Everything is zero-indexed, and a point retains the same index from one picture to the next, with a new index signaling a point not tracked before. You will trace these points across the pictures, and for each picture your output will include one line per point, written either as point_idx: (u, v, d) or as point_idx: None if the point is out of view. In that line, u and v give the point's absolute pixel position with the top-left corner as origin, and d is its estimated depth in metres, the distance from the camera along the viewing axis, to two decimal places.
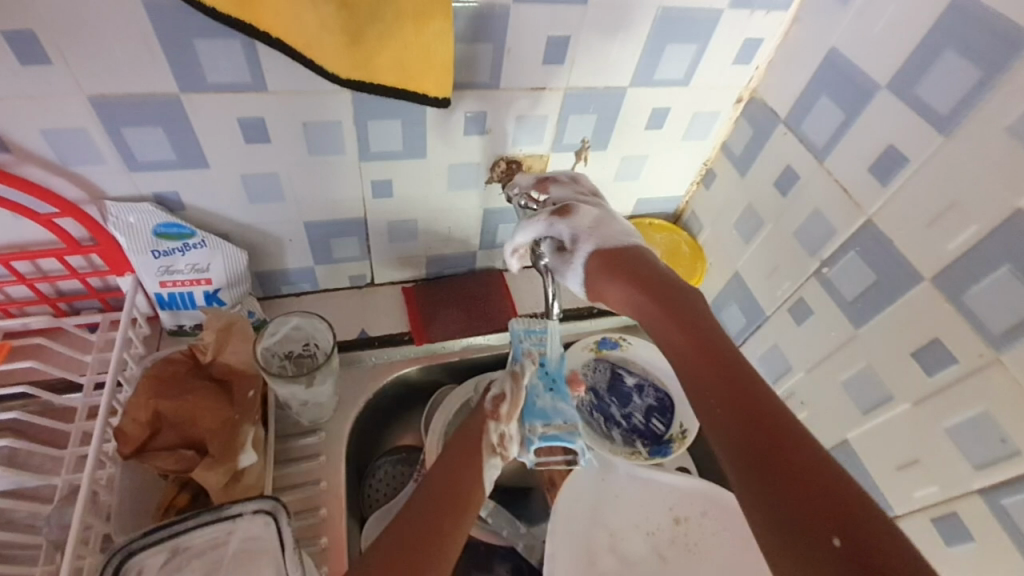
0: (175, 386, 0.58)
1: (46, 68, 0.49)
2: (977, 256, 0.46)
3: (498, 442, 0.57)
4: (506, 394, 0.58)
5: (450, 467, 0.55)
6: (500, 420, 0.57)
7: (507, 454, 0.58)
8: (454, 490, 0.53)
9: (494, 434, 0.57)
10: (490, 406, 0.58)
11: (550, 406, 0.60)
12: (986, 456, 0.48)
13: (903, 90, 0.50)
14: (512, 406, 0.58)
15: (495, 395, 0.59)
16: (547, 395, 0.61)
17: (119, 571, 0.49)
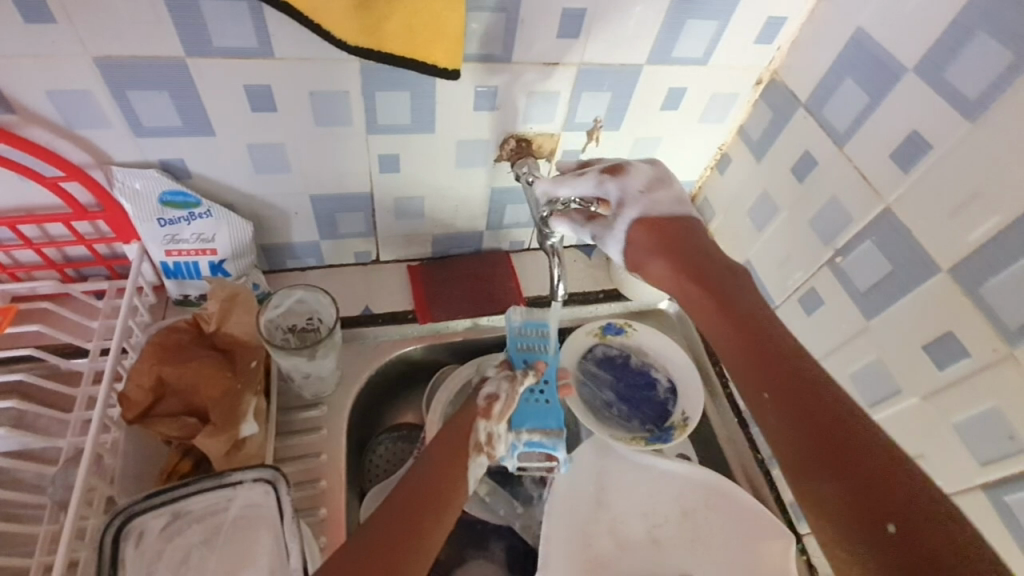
0: (179, 353, 0.58)
1: (50, 26, 0.48)
2: (997, 248, 0.44)
3: (484, 440, 0.59)
4: (499, 396, 0.61)
5: (444, 460, 0.56)
6: (490, 418, 0.59)
7: (492, 453, 0.59)
8: (443, 488, 0.54)
9: (482, 432, 0.59)
10: (483, 404, 0.60)
11: (538, 403, 0.65)
12: (993, 453, 0.47)
13: (931, 73, 0.48)
14: (502, 409, 0.60)
15: (489, 394, 0.61)
16: (536, 392, 0.66)
17: (120, 532, 0.50)
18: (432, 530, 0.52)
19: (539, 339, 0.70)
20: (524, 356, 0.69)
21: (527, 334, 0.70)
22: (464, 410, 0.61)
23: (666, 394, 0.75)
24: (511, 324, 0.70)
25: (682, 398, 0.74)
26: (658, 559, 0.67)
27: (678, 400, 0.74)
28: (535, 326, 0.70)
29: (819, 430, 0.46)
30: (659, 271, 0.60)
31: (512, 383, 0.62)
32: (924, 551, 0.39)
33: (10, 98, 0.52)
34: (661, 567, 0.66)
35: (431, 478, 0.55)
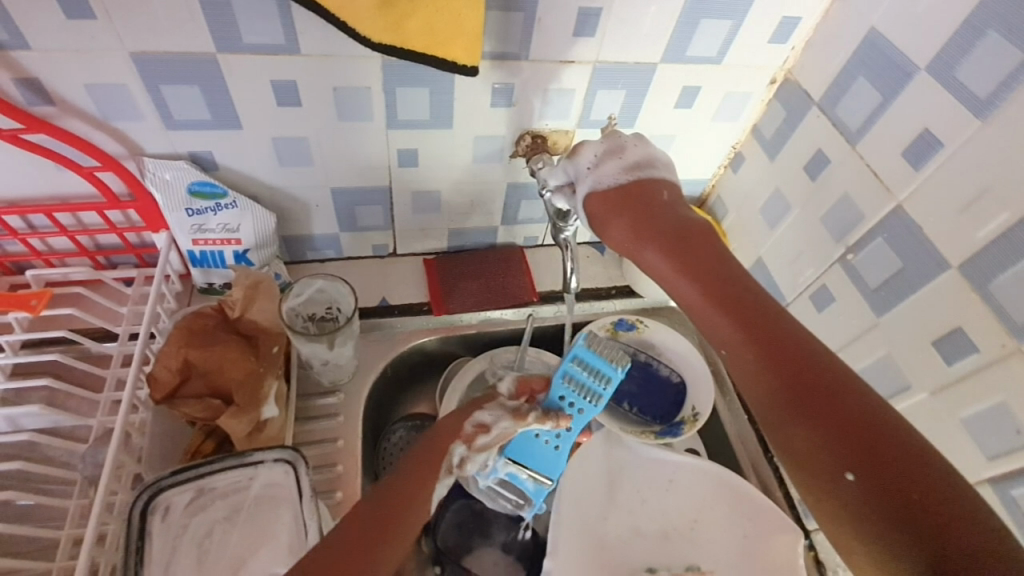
0: (205, 337, 0.60)
1: (90, 22, 0.50)
2: (1007, 245, 0.45)
3: (458, 464, 0.56)
4: (490, 426, 0.57)
5: (410, 481, 0.52)
6: (471, 447, 0.56)
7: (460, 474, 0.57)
8: (402, 504, 0.50)
9: (457, 457, 0.56)
10: (467, 432, 0.56)
11: (540, 448, 0.59)
12: (1001, 446, 0.47)
13: (943, 71, 0.48)
14: (484, 440, 0.57)
15: (482, 422, 0.57)
16: (548, 433, 0.58)
17: (148, 506, 0.52)
18: (389, 551, 0.48)
19: (591, 384, 0.54)
20: (565, 392, 0.55)
21: (586, 372, 0.54)
22: (448, 429, 0.57)
23: (677, 386, 0.77)
24: (574, 348, 0.54)
25: (691, 394, 0.76)
26: (665, 552, 0.68)
27: (687, 396, 0.76)
28: (596, 370, 0.54)
29: (785, 375, 0.42)
30: (611, 228, 0.55)
31: (514, 417, 0.56)
32: (895, 497, 0.36)
33: (51, 91, 0.54)
34: (669, 558, 0.67)
35: (394, 492, 0.51)
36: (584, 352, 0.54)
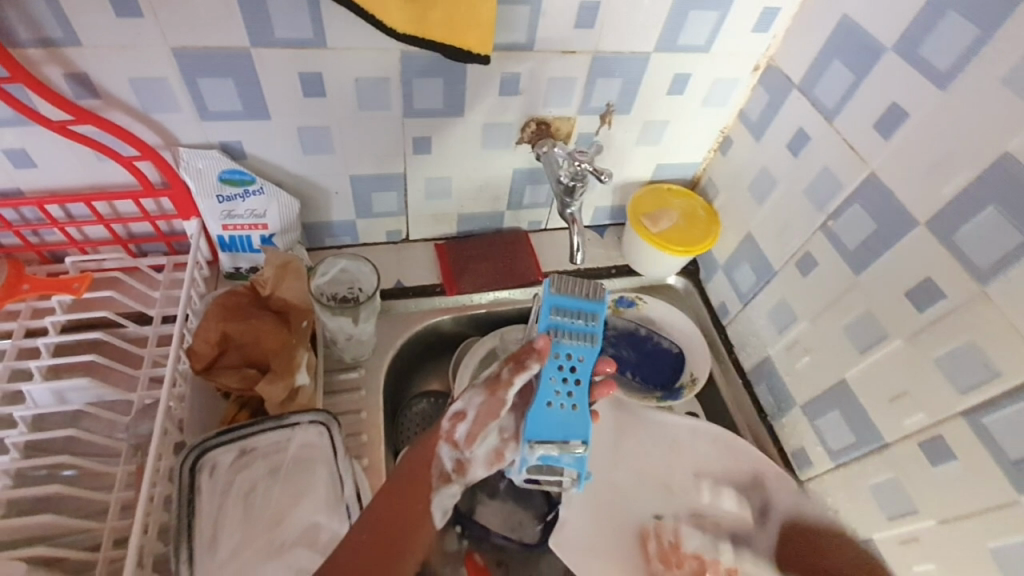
0: (240, 313, 0.65)
1: (138, 20, 0.55)
2: (967, 199, 0.50)
3: (453, 468, 0.56)
4: (466, 415, 0.56)
5: (400, 498, 0.55)
6: (454, 443, 0.56)
7: (463, 479, 0.57)
8: (398, 524, 0.54)
9: (449, 460, 0.56)
10: (445, 431, 0.57)
11: (557, 410, 0.58)
12: (970, 381, 0.52)
13: (908, 50, 0.54)
14: (464, 427, 0.56)
15: (455, 412, 0.57)
16: (559, 393, 0.58)
17: (195, 466, 0.57)
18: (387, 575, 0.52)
19: (575, 326, 0.59)
20: (558, 344, 0.59)
21: (565, 318, 0.59)
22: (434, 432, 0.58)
23: (676, 357, 0.83)
24: (546, 302, 0.59)
25: (689, 361, 0.82)
26: (670, 502, 0.72)
27: (686, 363, 0.83)
28: (574, 311, 0.59)
29: None
30: None
31: (487, 388, 0.56)
32: None
33: (97, 85, 0.59)
34: (675, 508, 0.72)
35: (386, 514, 0.54)
36: (555, 300, 0.59)
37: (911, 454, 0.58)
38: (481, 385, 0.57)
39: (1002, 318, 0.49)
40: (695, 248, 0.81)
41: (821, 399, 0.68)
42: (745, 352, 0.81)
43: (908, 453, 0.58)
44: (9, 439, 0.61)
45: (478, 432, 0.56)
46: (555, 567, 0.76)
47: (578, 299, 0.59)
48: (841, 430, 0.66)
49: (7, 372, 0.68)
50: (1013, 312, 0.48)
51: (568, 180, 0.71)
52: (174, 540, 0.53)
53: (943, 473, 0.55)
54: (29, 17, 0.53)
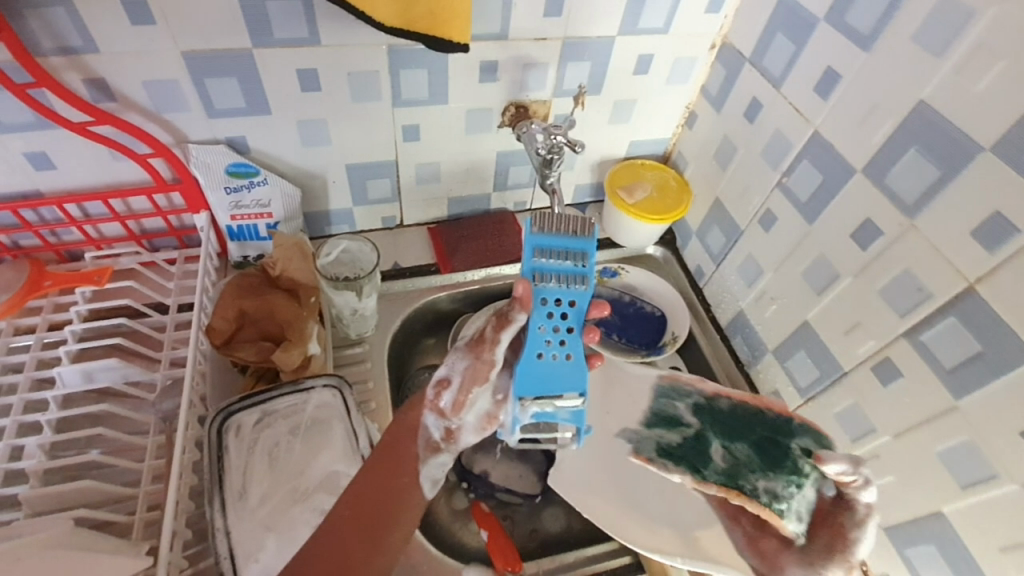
0: (254, 292, 0.72)
1: (150, 27, 0.61)
2: (894, 145, 0.57)
3: (442, 437, 0.61)
4: (449, 382, 0.60)
5: (384, 474, 0.59)
6: (439, 411, 0.61)
7: (452, 446, 0.62)
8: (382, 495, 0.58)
9: (437, 430, 0.61)
10: (432, 399, 0.61)
11: (546, 359, 0.58)
12: (909, 305, 0.58)
13: (837, 19, 0.61)
14: (446, 396, 0.60)
15: (440, 380, 0.61)
16: (548, 340, 0.59)
17: (222, 427, 0.63)
18: (372, 544, 0.56)
19: (559, 264, 0.61)
20: (543, 287, 0.60)
21: (550, 257, 0.61)
22: (421, 400, 0.63)
23: (658, 319, 0.90)
24: (530, 244, 0.61)
25: (672, 323, 0.88)
26: None
27: (669, 325, 0.89)
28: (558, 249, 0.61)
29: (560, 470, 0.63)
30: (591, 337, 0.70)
31: (471, 349, 0.60)
32: None
33: (114, 89, 0.65)
34: None
35: (369, 489, 0.58)
36: (538, 240, 0.61)
37: (866, 378, 0.65)
38: (466, 349, 0.61)
39: (930, 245, 0.56)
40: (669, 215, 0.87)
41: (788, 342, 0.75)
42: (721, 309, 0.88)
43: (864, 377, 0.65)
44: (44, 417, 0.66)
45: (464, 399, 0.60)
46: (558, 518, 0.82)
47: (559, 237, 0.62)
48: (807, 367, 0.73)
49: (35, 361, 0.73)
50: (938, 239, 0.55)
51: (546, 153, 0.77)
52: (208, 493, 0.58)
53: (894, 390, 0.62)
54: (51, 27, 0.59)
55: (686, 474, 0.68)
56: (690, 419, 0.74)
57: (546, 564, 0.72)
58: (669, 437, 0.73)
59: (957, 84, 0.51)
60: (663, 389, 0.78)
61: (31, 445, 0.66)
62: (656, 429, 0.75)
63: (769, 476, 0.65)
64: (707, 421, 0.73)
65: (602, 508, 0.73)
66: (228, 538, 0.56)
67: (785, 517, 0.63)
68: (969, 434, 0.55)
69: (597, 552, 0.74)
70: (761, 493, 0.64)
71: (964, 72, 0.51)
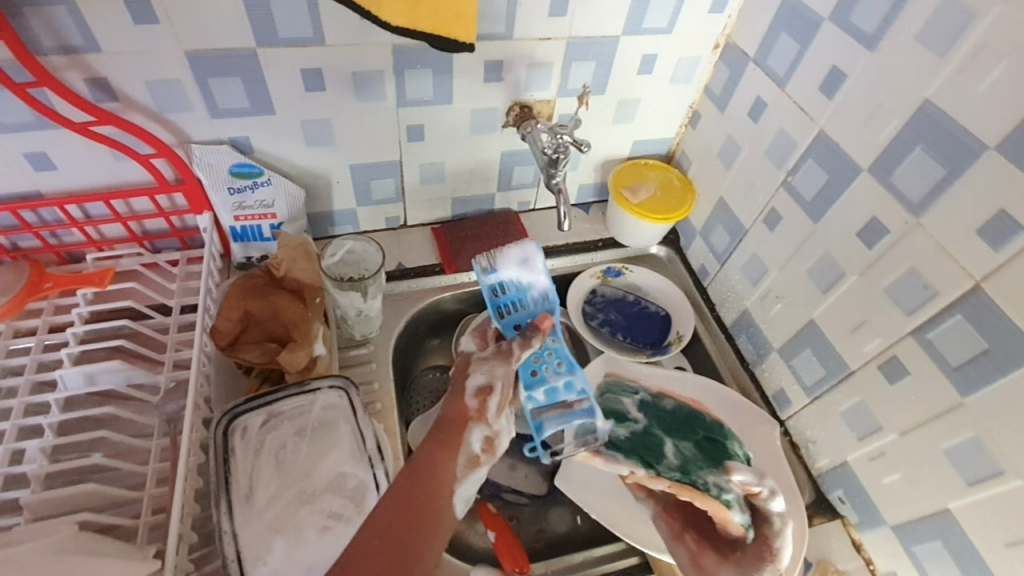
0: (259, 293, 0.71)
1: (153, 26, 0.60)
2: (899, 143, 0.58)
3: (482, 448, 0.58)
4: (493, 390, 0.59)
5: (417, 498, 0.52)
6: (484, 420, 0.58)
7: (492, 459, 0.59)
8: (413, 518, 0.51)
9: (478, 441, 0.58)
10: (475, 408, 0.58)
11: (552, 380, 0.64)
12: (915, 303, 0.59)
13: (842, 19, 0.62)
14: (496, 401, 0.59)
15: (481, 387, 0.59)
16: (552, 366, 0.65)
17: (228, 428, 0.62)
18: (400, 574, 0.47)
19: (524, 294, 0.69)
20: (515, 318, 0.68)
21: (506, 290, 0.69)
22: (462, 413, 0.58)
23: (663, 319, 0.90)
24: (485, 288, 0.69)
25: (676, 322, 0.89)
26: None
27: (673, 324, 0.89)
28: (513, 280, 0.69)
29: None
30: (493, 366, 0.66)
31: (499, 359, 0.61)
32: None
33: (116, 89, 0.65)
34: None
35: (400, 508, 0.51)
36: (492, 281, 0.69)
37: (872, 375, 0.65)
38: (494, 358, 0.61)
39: (935, 243, 0.56)
40: (673, 215, 0.87)
41: (794, 341, 0.75)
42: (726, 308, 0.88)
43: (870, 375, 0.65)
44: (46, 421, 0.66)
45: (508, 404, 0.59)
46: (563, 519, 0.82)
47: (513, 271, 0.69)
48: (812, 366, 0.73)
49: (36, 364, 0.72)
50: (944, 237, 0.55)
51: (552, 152, 0.77)
52: (214, 496, 0.58)
53: (900, 388, 0.62)
54: (52, 25, 0.58)
55: (640, 467, 0.70)
56: (637, 415, 0.77)
57: (554, 564, 0.72)
58: (618, 430, 0.75)
59: (961, 83, 0.52)
60: (610, 385, 0.80)
61: (33, 449, 0.65)
62: (604, 421, 0.76)
63: (715, 471, 0.69)
64: (655, 418, 0.77)
65: (608, 507, 0.73)
66: (235, 541, 0.56)
67: (732, 508, 0.66)
68: (974, 431, 0.55)
69: (605, 552, 0.74)
70: (712, 488, 0.67)
71: (967, 71, 0.51)
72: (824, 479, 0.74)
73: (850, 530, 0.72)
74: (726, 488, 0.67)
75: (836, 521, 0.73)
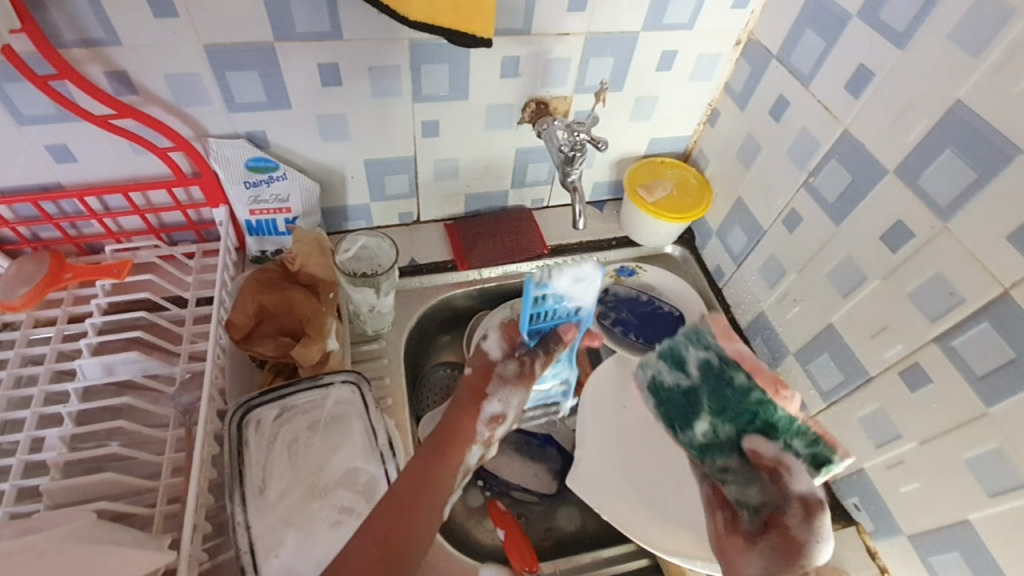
0: (274, 286, 0.72)
1: (174, 20, 0.61)
2: (927, 145, 0.56)
3: (476, 463, 0.59)
4: (505, 419, 0.59)
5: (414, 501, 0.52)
6: (488, 444, 0.59)
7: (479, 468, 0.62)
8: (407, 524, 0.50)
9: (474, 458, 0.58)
10: (485, 436, 0.58)
11: None
12: (940, 309, 0.57)
13: (871, 15, 0.60)
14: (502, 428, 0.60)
15: (494, 415, 0.59)
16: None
17: (242, 422, 0.63)
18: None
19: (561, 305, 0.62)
20: (539, 326, 0.63)
21: (545, 301, 0.61)
22: (468, 435, 0.57)
23: (676, 319, 0.89)
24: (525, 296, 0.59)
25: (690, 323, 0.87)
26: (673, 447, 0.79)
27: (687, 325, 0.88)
28: (557, 293, 0.60)
29: None
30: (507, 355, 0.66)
31: (520, 384, 0.61)
32: None
33: (136, 82, 0.65)
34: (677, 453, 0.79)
35: (398, 511, 0.51)
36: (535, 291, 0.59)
37: (893, 382, 0.64)
38: (514, 386, 0.61)
39: (964, 248, 0.54)
40: (689, 214, 0.86)
41: (811, 345, 0.74)
42: (741, 310, 0.87)
43: (890, 382, 0.64)
44: (65, 410, 0.67)
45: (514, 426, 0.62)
46: (572, 517, 0.82)
47: (562, 285, 0.60)
48: (830, 370, 0.71)
49: (55, 354, 0.74)
50: (972, 243, 0.54)
51: (568, 150, 0.76)
52: (228, 488, 0.58)
53: (922, 397, 0.60)
54: (74, 19, 0.59)
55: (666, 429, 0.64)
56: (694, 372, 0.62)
57: (562, 564, 0.72)
58: (668, 376, 0.64)
59: (995, 83, 0.50)
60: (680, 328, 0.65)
61: (52, 437, 0.66)
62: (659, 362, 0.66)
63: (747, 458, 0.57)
64: (709, 384, 0.61)
65: (618, 509, 0.73)
66: (248, 533, 0.57)
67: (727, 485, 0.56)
68: (998, 442, 0.54)
69: (614, 553, 0.74)
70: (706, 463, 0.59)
71: (1003, 71, 0.49)
72: (839, 485, 0.73)
73: (865, 538, 0.71)
74: (720, 466, 0.58)
75: (850, 528, 0.72)
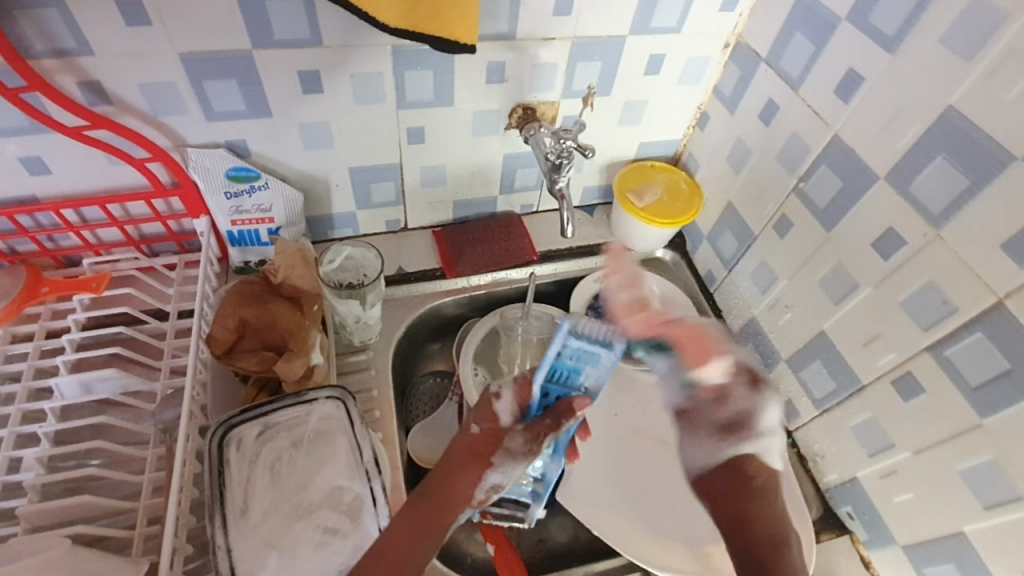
0: (255, 299, 0.70)
1: (146, 28, 0.59)
2: (919, 151, 0.55)
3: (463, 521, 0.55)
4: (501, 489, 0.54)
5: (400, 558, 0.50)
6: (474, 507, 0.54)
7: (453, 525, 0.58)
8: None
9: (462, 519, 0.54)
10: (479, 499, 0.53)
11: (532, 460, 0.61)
12: (934, 318, 0.56)
13: (860, 19, 0.59)
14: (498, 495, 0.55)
15: (494, 484, 0.54)
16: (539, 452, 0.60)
17: (222, 441, 0.61)
18: None
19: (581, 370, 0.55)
20: (550, 387, 0.55)
21: (566, 359, 0.54)
22: (461, 496, 0.53)
23: None
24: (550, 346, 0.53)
25: None
26: (665, 455, 0.78)
27: None
28: (582, 354, 0.54)
29: None
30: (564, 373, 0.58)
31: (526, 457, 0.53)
32: None
33: (110, 92, 0.63)
34: (669, 462, 0.78)
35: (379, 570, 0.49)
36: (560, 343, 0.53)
37: (886, 391, 0.63)
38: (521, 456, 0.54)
39: (956, 256, 0.53)
40: (680, 219, 0.84)
41: (803, 352, 0.73)
42: (733, 315, 0.86)
43: (883, 390, 0.63)
44: (42, 430, 0.65)
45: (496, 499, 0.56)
46: (565, 528, 0.81)
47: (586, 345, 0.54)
48: (822, 378, 0.70)
49: (32, 371, 0.72)
50: (966, 251, 0.53)
51: (555, 158, 0.75)
52: (209, 511, 0.57)
53: (916, 406, 0.60)
54: (43, 28, 0.57)
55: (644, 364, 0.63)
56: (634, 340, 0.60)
57: None
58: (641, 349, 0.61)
59: (988, 89, 0.49)
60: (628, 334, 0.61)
61: (29, 458, 0.64)
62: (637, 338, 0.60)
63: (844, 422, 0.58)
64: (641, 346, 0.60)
65: (610, 521, 0.72)
66: (230, 556, 0.55)
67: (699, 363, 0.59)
68: (993, 453, 0.53)
69: (607, 566, 0.73)
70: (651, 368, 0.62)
71: (994, 78, 0.48)
72: (833, 493, 0.72)
73: (859, 547, 0.71)
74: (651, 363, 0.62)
75: (845, 538, 0.72)
